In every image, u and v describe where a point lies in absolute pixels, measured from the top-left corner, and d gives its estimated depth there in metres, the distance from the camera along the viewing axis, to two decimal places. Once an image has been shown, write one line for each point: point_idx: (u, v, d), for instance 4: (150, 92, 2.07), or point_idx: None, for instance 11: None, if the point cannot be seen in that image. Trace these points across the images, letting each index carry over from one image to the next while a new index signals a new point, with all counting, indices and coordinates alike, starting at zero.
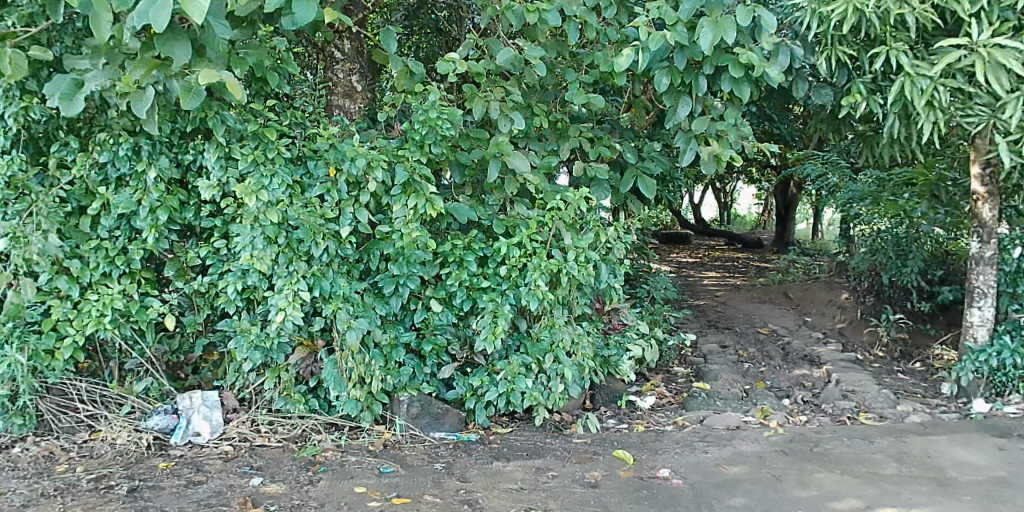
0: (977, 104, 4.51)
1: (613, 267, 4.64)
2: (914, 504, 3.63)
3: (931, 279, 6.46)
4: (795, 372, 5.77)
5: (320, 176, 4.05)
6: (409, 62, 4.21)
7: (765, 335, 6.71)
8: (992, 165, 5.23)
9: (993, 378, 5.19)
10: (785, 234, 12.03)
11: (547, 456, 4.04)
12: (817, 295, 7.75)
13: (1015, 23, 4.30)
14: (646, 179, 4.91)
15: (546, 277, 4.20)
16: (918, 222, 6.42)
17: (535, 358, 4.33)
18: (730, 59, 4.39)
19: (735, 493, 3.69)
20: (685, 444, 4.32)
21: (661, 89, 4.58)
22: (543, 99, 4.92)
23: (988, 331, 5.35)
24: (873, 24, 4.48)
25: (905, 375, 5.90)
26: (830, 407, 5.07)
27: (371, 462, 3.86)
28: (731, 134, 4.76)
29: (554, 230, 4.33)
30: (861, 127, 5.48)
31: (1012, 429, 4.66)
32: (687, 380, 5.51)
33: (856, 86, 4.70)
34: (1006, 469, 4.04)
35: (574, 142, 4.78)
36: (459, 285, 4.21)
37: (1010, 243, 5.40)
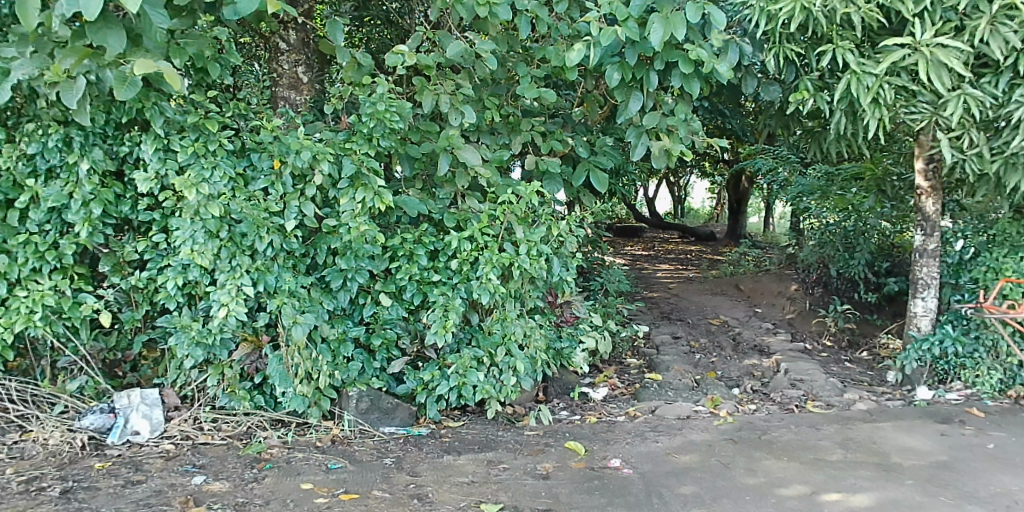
0: (921, 102, 4.61)
1: (566, 260, 4.66)
2: (859, 489, 3.72)
3: (878, 271, 6.65)
4: (745, 362, 5.87)
5: (264, 168, 3.98)
6: (357, 54, 4.17)
7: (716, 326, 6.81)
8: (935, 161, 5.37)
9: (936, 366, 5.39)
10: (737, 227, 12.21)
11: (498, 449, 4.04)
12: (767, 286, 7.88)
13: (957, 23, 4.38)
14: (597, 173, 4.89)
15: (497, 270, 4.20)
16: (865, 216, 6.58)
17: (486, 351, 4.33)
18: (680, 56, 4.45)
19: (684, 482, 3.74)
20: (636, 434, 4.36)
21: (613, 85, 4.57)
22: (495, 92, 4.91)
23: (931, 321, 5.53)
24: (820, 23, 4.56)
25: (851, 363, 6.04)
26: (778, 396, 5.17)
27: (318, 458, 3.82)
28: (681, 129, 4.82)
29: (506, 224, 4.32)
30: (810, 123, 5.62)
31: (953, 415, 4.82)
32: (640, 371, 5.56)
33: (803, 83, 4.80)
34: (948, 454, 4.17)
35: (526, 136, 4.78)
36: (409, 278, 4.19)
37: (953, 236, 5.69)
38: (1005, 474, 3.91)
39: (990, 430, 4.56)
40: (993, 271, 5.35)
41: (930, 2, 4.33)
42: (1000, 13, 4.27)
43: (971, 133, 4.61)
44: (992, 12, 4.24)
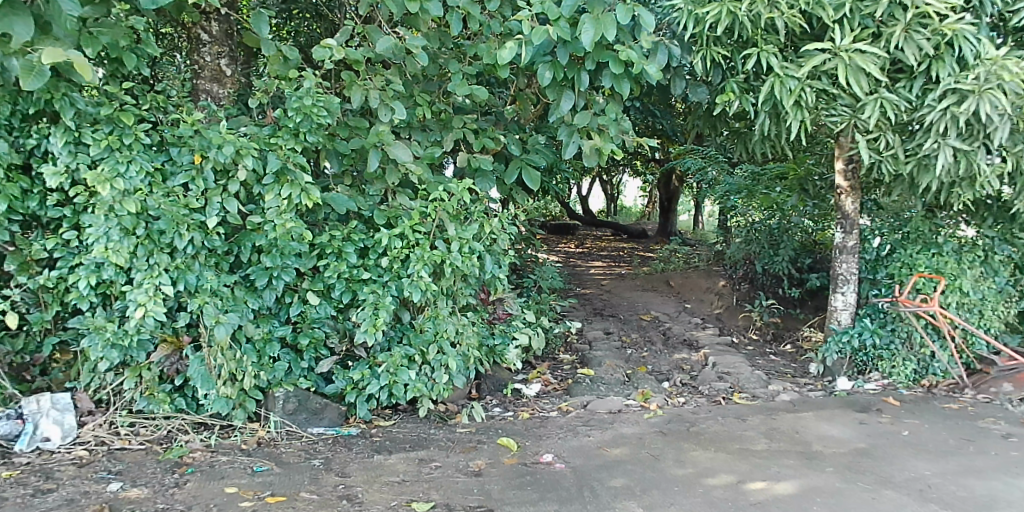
0: (840, 105, 4.79)
1: (497, 257, 4.68)
2: (782, 477, 3.84)
3: (801, 267, 6.90)
4: (675, 356, 5.99)
5: (184, 163, 3.85)
6: (282, 47, 4.08)
7: (647, 322, 6.93)
8: (854, 161, 5.59)
9: (855, 358, 5.62)
10: (668, 225, 12.46)
11: (430, 447, 4.02)
12: (696, 282, 8.07)
13: (873, 29, 4.55)
14: (529, 171, 4.89)
15: (429, 268, 4.20)
16: (789, 215, 6.90)
17: (418, 349, 4.31)
18: (610, 56, 4.50)
19: (615, 474, 3.79)
20: (568, 428, 4.40)
21: (545, 83, 4.61)
22: (426, 89, 4.87)
23: (851, 315, 5.79)
24: (745, 27, 4.67)
25: (776, 356, 6.24)
26: (706, 389, 5.30)
27: (244, 461, 3.72)
28: (611, 128, 4.88)
29: (437, 221, 4.31)
30: (736, 124, 5.78)
31: (871, 404, 5.03)
32: (572, 366, 5.62)
33: (730, 85, 4.93)
34: (866, 441, 4.35)
35: (458, 133, 4.74)
36: (337, 277, 4.11)
37: (870, 233, 5.98)
38: (918, 459, 4.10)
39: (904, 417, 4.77)
40: (907, 267, 5.62)
41: (849, 9, 4.48)
42: (914, 20, 4.45)
43: (887, 135, 4.80)
44: (906, 20, 4.40)
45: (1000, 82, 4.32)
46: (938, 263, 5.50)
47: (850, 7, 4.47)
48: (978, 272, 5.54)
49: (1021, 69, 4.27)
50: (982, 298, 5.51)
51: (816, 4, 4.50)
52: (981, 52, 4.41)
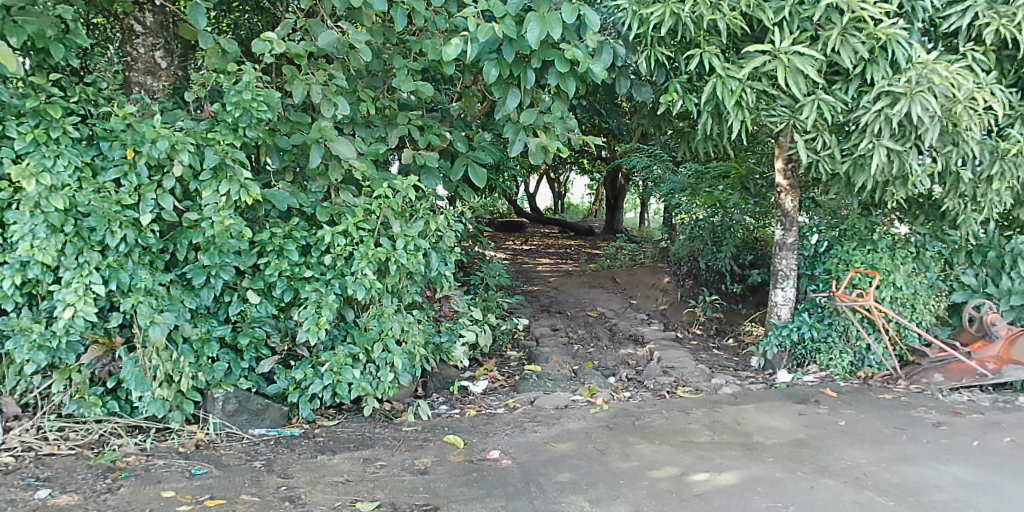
0: (779, 106, 4.89)
1: (443, 255, 4.66)
2: (724, 468, 3.92)
3: (743, 263, 7.09)
4: (621, 352, 6.06)
5: (115, 157, 3.73)
6: (220, 39, 3.98)
7: (594, 318, 6.99)
8: (793, 161, 5.74)
9: (794, 351, 5.78)
10: (614, 222, 12.58)
11: (375, 446, 3.98)
12: (641, 279, 8.17)
13: (812, 33, 4.66)
14: (476, 168, 4.86)
15: (373, 265, 4.16)
16: (731, 212, 7.02)
17: (362, 348, 4.26)
18: (556, 55, 4.51)
19: (561, 469, 3.82)
20: (515, 424, 4.41)
21: (490, 81, 4.60)
22: (370, 85, 4.78)
23: (790, 309, 5.96)
24: (688, 28, 4.75)
25: (719, 350, 6.36)
26: (651, 383, 5.37)
27: (181, 464, 3.62)
28: (558, 126, 4.88)
29: (382, 218, 4.26)
30: (681, 124, 5.87)
31: (810, 396, 5.17)
32: (519, 363, 5.64)
33: (673, 85, 4.99)
34: (804, 432, 4.47)
35: (402, 130, 4.70)
36: (278, 274, 4.04)
37: (808, 230, 6.20)
38: (854, 448, 4.23)
39: (841, 408, 4.92)
40: (844, 263, 5.79)
41: (788, 12, 4.63)
42: (850, 25, 4.57)
43: (823, 135, 4.93)
44: (842, 23, 4.53)
45: (930, 85, 4.46)
46: (873, 259, 5.68)
47: (789, 10, 4.62)
48: (910, 268, 5.71)
49: (949, 73, 4.43)
50: (914, 293, 5.68)
51: (756, 6, 4.64)
52: (913, 56, 4.56)
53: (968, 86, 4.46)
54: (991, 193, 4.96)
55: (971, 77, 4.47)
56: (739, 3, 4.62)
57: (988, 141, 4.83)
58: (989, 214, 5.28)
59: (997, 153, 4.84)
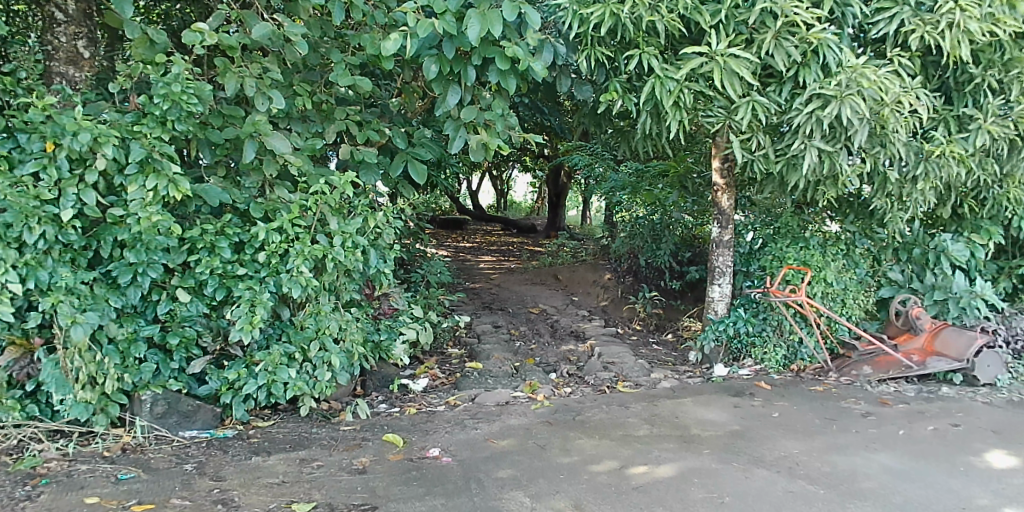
0: (716, 107, 5.00)
1: (382, 252, 4.62)
2: (663, 460, 3.98)
3: (681, 260, 7.20)
4: (562, 348, 6.10)
5: (34, 150, 3.58)
6: (148, 29, 3.87)
7: (536, 315, 7.02)
8: (729, 160, 5.89)
9: (731, 345, 5.92)
10: (556, 220, 12.65)
11: (312, 446, 3.91)
12: (582, 276, 8.24)
13: (746, 36, 4.77)
14: (416, 163, 4.77)
15: (310, 263, 4.08)
16: (670, 210, 7.14)
17: (298, 347, 4.19)
18: (496, 52, 4.53)
19: (502, 466, 3.82)
20: (456, 422, 4.39)
21: (430, 77, 4.57)
22: (307, 78, 4.70)
23: (726, 305, 6.11)
24: (627, 29, 4.80)
25: (658, 345, 6.48)
26: (592, 379, 5.41)
27: (106, 469, 3.50)
28: (498, 123, 4.88)
29: (319, 215, 4.20)
30: (620, 123, 5.95)
31: (745, 389, 5.29)
32: (460, 360, 5.62)
33: (613, 84, 5.05)
34: (740, 423, 4.58)
35: (341, 125, 4.61)
36: (210, 273, 3.93)
37: (744, 228, 6.36)
38: (787, 439, 4.35)
39: (775, 400, 5.05)
40: (778, 259, 5.96)
41: (724, 16, 4.71)
42: (783, 29, 4.67)
43: (758, 136, 5.06)
44: (776, 27, 4.63)
45: (859, 88, 4.60)
46: (805, 256, 5.85)
47: (725, 13, 4.70)
48: (841, 264, 5.92)
49: (877, 77, 4.57)
50: (844, 288, 5.88)
51: (693, 9, 4.68)
52: (843, 60, 4.67)
53: (895, 89, 4.63)
54: (916, 193, 5.15)
55: (897, 81, 4.64)
56: (678, 6, 4.65)
57: (913, 143, 5.00)
58: (914, 213, 5.50)
59: (922, 154, 5.02)
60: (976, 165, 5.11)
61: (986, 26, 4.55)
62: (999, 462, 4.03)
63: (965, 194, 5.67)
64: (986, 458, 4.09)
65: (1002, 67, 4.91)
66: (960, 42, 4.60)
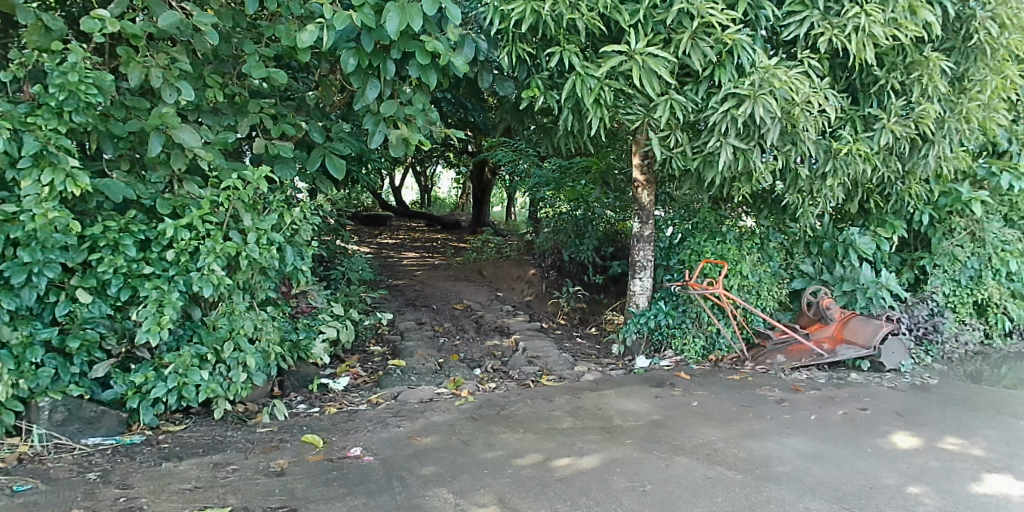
0: (635, 104, 5.07)
1: (300, 249, 4.52)
2: (586, 452, 4.03)
3: (604, 255, 7.25)
4: (486, 344, 6.10)
5: None
6: (42, 15, 3.68)
7: (460, 311, 7.00)
8: (649, 157, 5.98)
9: (652, 337, 6.05)
10: (481, 216, 12.64)
11: (227, 450, 3.79)
12: (507, 272, 8.27)
13: (664, 36, 4.86)
14: (333, 158, 4.65)
15: (222, 261, 3.98)
16: (592, 206, 7.21)
17: (211, 348, 4.07)
18: (416, 46, 4.47)
19: (425, 463, 3.78)
20: (378, 420, 4.33)
21: (349, 70, 4.48)
22: (218, 70, 4.54)
23: (647, 298, 6.24)
24: (548, 26, 4.81)
25: (582, 338, 6.57)
26: (516, 373, 5.43)
27: (1, 481, 3.33)
28: (419, 118, 4.83)
29: (231, 211, 4.08)
30: (542, 119, 6.00)
31: (665, 379, 5.41)
32: (383, 358, 5.56)
33: (535, 81, 5.06)
34: (660, 413, 4.68)
35: (254, 118, 4.48)
36: (113, 272, 3.77)
37: (664, 223, 6.50)
38: (706, 427, 4.47)
39: (694, 390, 5.18)
40: (696, 253, 6.12)
41: (643, 16, 4.79)
42: (699, 29, 4.78)
43: (676, 133, 5.15)
44: (693, 28, 4.73)
45: (771, 89, 4.77)
46: (722, 250, 6.02)
47: (644, 13, 4.79)
48: (755, 258, 6.12)
49: (788, 78, 4.74)
50: (759, 280, 6.10)
51: (612, 8, 4.75)
52: (756, 61, 4.82)
53: (804, 90, 4.81)
54: (825, 189, 5.36)
55: (806, 82, 4.82)
56: (597, 5, 4.71)
57: (823, 141, 5.19)
58: (824, 209, 5.73)
59: (830, 152, 5.22)
60: (880, 162, 5.35)
61: (888, 30, 4.75)
62: (902, 443, 4.24)
63: (871, 191, 5.95)
64: (891, 440, 4.30)
65: (904, 69, 5.15)
66: (865, 45, 4.78)
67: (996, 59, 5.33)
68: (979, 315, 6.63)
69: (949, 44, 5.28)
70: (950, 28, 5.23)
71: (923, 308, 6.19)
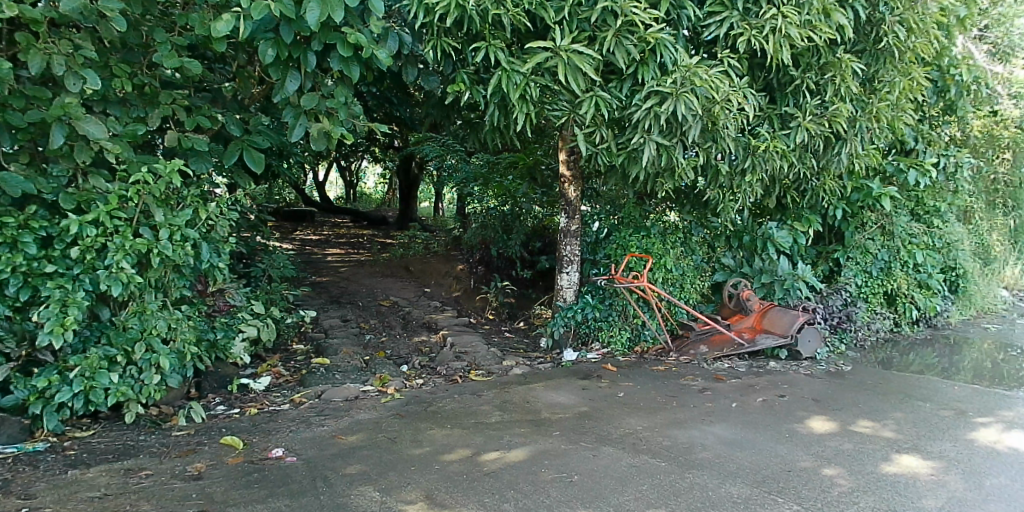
0: (561, 100, 5.10)
1: (217, 245, 4.38)
2: (513, 445, 4.03)
3: (532, 250, 7.34)
4: (413, 340, 6.06)
5: None
6: None
7: (387, 307, 6.91)
8: (575, 153, 6.04)
9: (579, 330, 6.12)
10: (408, 212, 12.54)
11: (139, 455, 3.63)
12: (435, 268, 8.24)
13: (589, 33, 4.89)
14: (252, 152, 4.51)
15: (132, 259, 3.83)
16: (520, 202, 7.22)
17: (120, 350, 3.89)
18: (338, 38, 4.37)
19: (351, 461, 3.72)
20: (301, 420, 4.23)
21: (267, 62, 4.35)
22: (126, 59, 4.33)
23: (575, 292, 6.30)
24: (473, 21, 4.77)
25: (510, 333, 6.59)
26: (444, 369, 5.40)
27: None
28: (341, 111, 4.72)
29: (142, 206, 3.91)
30: (469, 114, 6.00)
31: (592, 372, 5.47)
32: (306, 357, 5.44)
33: (460, 76, 5.03)
34: (588, 405, 4.73)
35: (166, 110, 4.30)
36: (11, 270, 3.58)
37: (590, 218, 6.60)
38: (632, 417, 4.54)
39: (620, 381, 5.26)
40: (622, 248, 6.21)
41: (568, 13, 4.83)
42: (623, 27, 4.84)
43: (601, 130, 5.21)
44: (616, 26, 4.80)
45: (692, 87, 4.86)
46: (647, 244, 6.12)
47: (569, 10, 4.82)
48: (679, 251, 6.25)
49: (708, 76, 4.85)
50: (682, 274, 6.23)
51: (538, 4, 4.75)
52: (678, 59, 4.91)
53: (724, 89, 4.92)
54: (744, 185, 5.56)
55: (726, 81, 4.92)
56: (523, 1, 4.70)
57: (742, 139, 5.36)
58: (744, 204, 5.91)
59: (749, 149, 5.39)
60: (796, 159, 5.55)
61: (804, 32, 4.90)
62: (817, 427, 4.41)
63: (788, 187, 6.15)
64: (807, 424, 4.46)
65: (818, 70, 5.33)
66: (781, 46, 4.93)
67: (904, 61, 5.55)
68: (890, 305, 6.93)
69: (861, 47, 5.49)
70: (861, 31, 5.43)
71: (837, 298, 6.42)
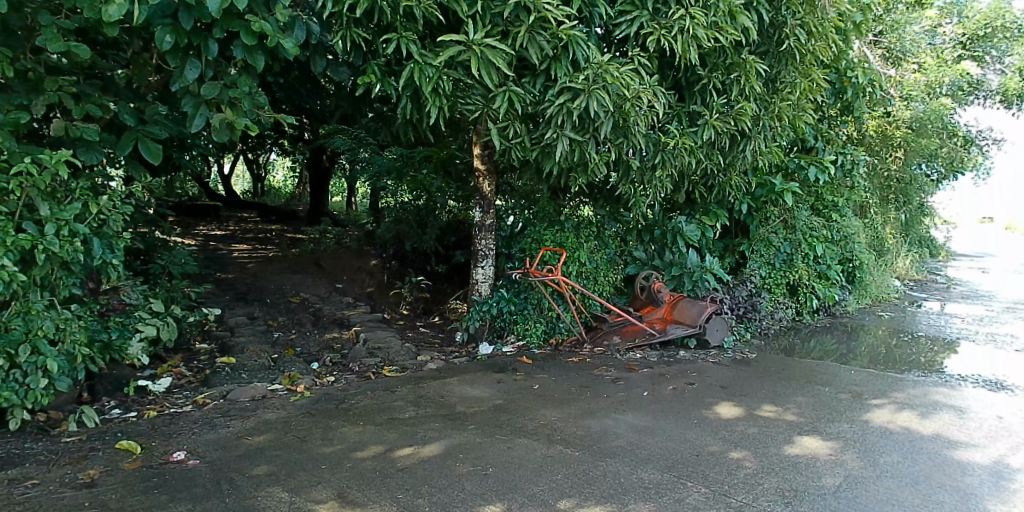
0: (474, 94, 5.11)
1: (110, 241, 4.15)
2: (427, 440, 3.99)
3: (446, 244, 7.32)
4: (324, 337, 5.93)
5: None
6: None
7: (297, 304, 6.74)
8: (489, 147, 6.06)
9: (494, 323, 6.10)
10: (319, 206, 12.23)
11: (25, 464, 3.43)
12: (347, 263, 8.10)
13: (501, 28, 4.84)
14: (148, 142, 4.29)
15: (15, 256, 3.60)
16: (435, 196, 7.22)
17: (2, 353, 3.62)
18: (242, 26, 4.21)
19: (258, 463, 3.60)
20: (204, 422, 4.06)
21: (165, 49, 4.14)
22: (6, 42, 4.02)
23: (490, 286, 6.30)
24: (384, 12, 4.68)
25: (425, 328, 6.54)
26: (356, 366, 5.30)
27: None
28: (245, 102, 4.54)
29: (25, 199, 3.68)
30: (380, 107, 5.91)
31: (507, 365, 5.49)
32: (210, 356, 5.26)
33: (372, 68, 4.90)
34: (502, 398, 4.73)
35: (52, 96, 4.07)
36: None
37: (505, 213, 6.64)
38: (546, 408, 4.58)
39: (535, 373, 5.29)
40: (536, 241, 6.24)
41: (480, 8, 4.72)
42: (536, 23, 4.81)
43: (514, 124, 5.23)
44: (529, 22, 4.76)
45: (604, 84, 4.93)
46: (561, 238, 6.17)
47: (481, 5, 4.72)
48: (592, 245, 6.33)
49: (619, 74, 4.91)
50: (596, 267, 6.30)
51: None
52: (590, 56, 4.93)
53: (635, 86, 5.00)
54: (654, 180, 5.70)
55: (637, 79, 5.01)
56: None
57: (652, 135, 5.48)
58: (655, 199, 6.03)
59: (659, 146, 5.52)
60: (703, 155, 5.74)
61: (710, 33, 5.05)
62: (725, 413, 4.56)
63: (697, 182, 6.30)
64: (715, 410, 4.61)
65: (724, 70, 5.50)
66: (688, 46, 5.06)
67: (804, 63, 5.76)
68: (792, 295, 7.22)
69: (764, 48, 5.70)
70: (765, 33, 5.63)
71: (742, 289, 6.72)
